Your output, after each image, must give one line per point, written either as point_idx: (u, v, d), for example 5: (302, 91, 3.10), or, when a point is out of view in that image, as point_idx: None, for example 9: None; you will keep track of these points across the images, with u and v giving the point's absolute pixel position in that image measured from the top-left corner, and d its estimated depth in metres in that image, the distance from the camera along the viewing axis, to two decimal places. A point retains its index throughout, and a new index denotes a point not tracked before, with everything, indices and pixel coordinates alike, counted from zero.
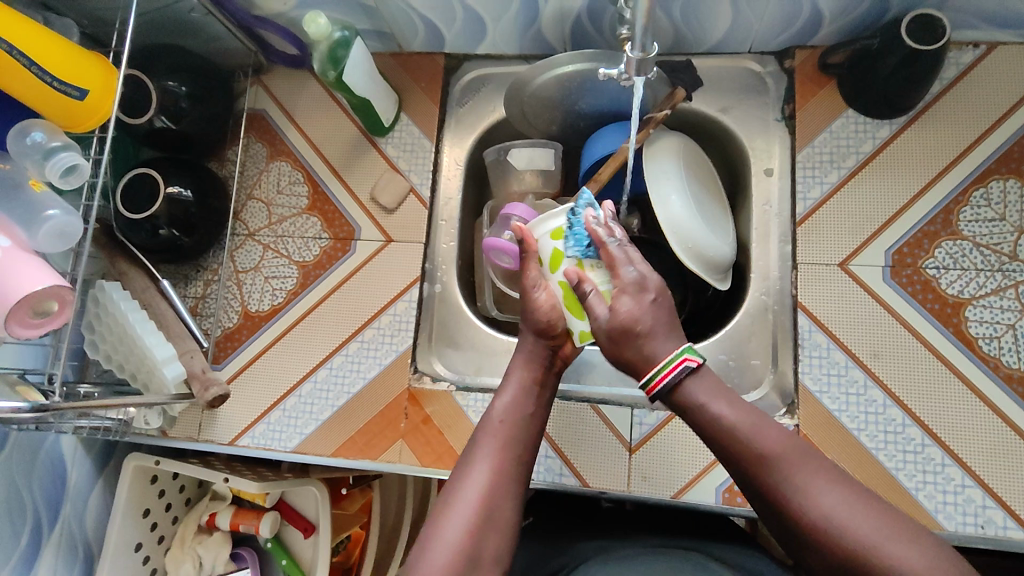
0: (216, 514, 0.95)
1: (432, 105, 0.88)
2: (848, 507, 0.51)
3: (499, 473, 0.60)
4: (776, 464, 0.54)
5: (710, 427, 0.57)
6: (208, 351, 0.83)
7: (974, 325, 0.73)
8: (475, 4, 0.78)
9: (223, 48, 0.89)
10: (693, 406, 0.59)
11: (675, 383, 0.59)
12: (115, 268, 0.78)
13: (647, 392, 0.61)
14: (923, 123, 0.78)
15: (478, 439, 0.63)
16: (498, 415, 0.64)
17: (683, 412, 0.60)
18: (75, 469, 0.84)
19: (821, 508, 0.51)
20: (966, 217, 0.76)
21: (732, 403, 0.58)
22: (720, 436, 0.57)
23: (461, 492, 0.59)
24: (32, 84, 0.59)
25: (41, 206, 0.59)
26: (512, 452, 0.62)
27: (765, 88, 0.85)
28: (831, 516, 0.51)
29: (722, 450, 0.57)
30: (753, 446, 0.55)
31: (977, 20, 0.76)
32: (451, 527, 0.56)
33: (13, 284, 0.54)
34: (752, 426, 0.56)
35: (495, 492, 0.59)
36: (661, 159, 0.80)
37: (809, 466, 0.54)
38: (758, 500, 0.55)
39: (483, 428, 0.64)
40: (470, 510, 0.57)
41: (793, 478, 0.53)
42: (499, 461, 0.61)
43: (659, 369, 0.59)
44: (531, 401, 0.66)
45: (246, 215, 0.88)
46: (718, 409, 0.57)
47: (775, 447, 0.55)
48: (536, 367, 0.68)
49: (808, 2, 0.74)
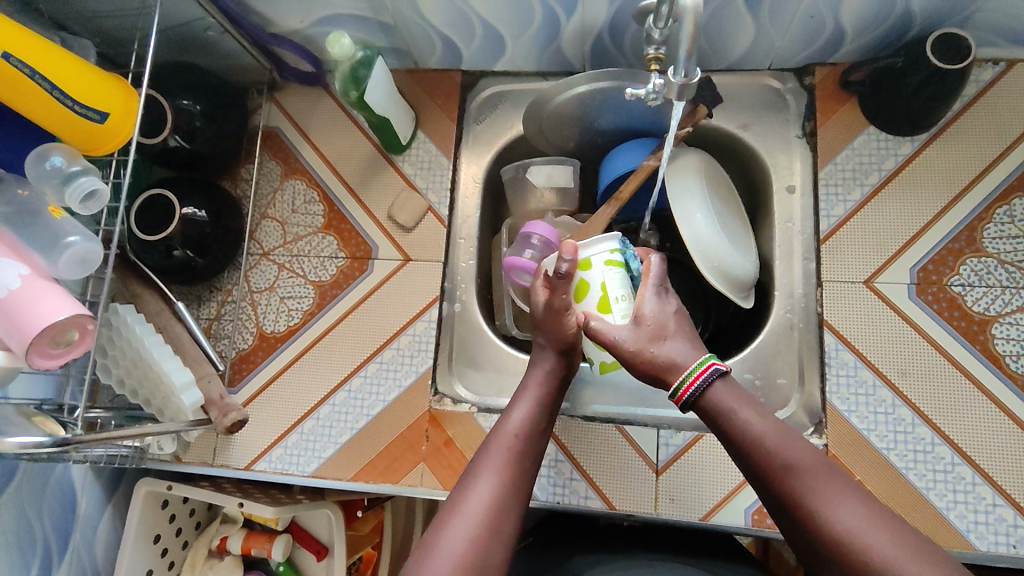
0: (227, 537, 0.93)
1: (449, 122, 0.88)
2: (874, 526, 0.49)
3: (508, 480, 0.57)
4: (801, 479, 0.52)
5: (736, 435, 0.56)
6: (223, 374, 0.81)
7: (1001, 342, 0.73)
8: (496, 22, 0.78)
9: (237, 65, 0.88)
10: (719, 414, 0.57)
11: (707, 386, 0.58)
12: (127, 290, 0.76)
13: (675, 399, 0.60)
14: (943, 140, 0.79)
15: (487, 446, 0.60)
16: (510, 424, 0.61)
17: (709, 421, 0.58)
18: (85, 497, 0.82)
19: (845, 527, 0.49)
20: (990, 234, 0.76)
21: (759, 412, 0.56)
22: (744, 445, 0.55)
23: (469, 495, 0.56)
24: (52, 108, 0.58)
25: (62, 232, 0.58)
26: (524, 460, 0.59)
27: (785, 105, 0.85)
28: (855, 533, 0.49)
29: (746, 462, 0.56)
30: (778, 458, 0.53)
31: (997, 38, 0.77)
32: (456, 532, 0.53)
33: (36, 314, 0.53)
34: (780, 436, 0.54)
35: (503, 503, 0.56)
36: (683, 178, 0.80)
37: (834, 484, 0.52)
38: (780, 512, 0.53)
39: (494, 435, 0.61)
40: (477, 515, 0.54)
41: (817, 494, 0.51)
42: (510, 467, 0.58)
43: (688, 375, 0.59)
44: (545, 413, 0.64)
45: (260, 234, 0.86)
46: (746, 417, 0.56)
47: (799, 460, 0.53)
48: (552, 378, 0.66)
49: (831, 20, 0.74)
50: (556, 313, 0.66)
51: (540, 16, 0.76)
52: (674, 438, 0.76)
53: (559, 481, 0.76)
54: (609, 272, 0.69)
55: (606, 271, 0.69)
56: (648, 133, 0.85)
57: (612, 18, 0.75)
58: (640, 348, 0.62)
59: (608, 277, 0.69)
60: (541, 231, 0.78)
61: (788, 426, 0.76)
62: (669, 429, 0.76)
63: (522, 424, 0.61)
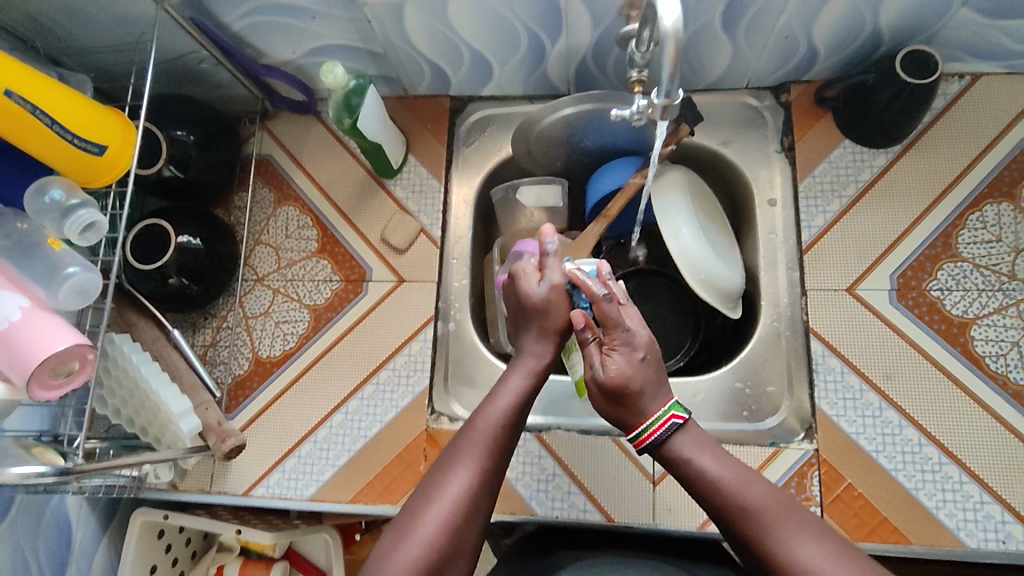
0: (224, 566, 0.90)
1: (439, 145, 0.90)
2: (836, 563, 0.49)
3: (486, 467, 0.57)
4: (757, 519, 0.52)
5: (697, 483, 0.56)
6: (220, 400, 0.82)
7: (980, 344, 0.76)
8: (483, 49, 0.80)
9: (230, 95, 0.90)
10: (681, 463, 0.57)
11: (664, 439, 0.58)
12: (122, 319, 0.76)
13: (635, 444, 0.60)
14: (915, 152, 0.82)
15: (463, 435, 0.59)
16: (491, 412, 0.60)
17: (673, 469, 0.58)
18: (80, 529, 0.81)
19: (805, 565, 0.49)
20: (965, 240, 0.79)
21: (717, 460, 0.56)
22: (704, 491, 0.55)
23: (447, 483, 0.55)
24: (51, 143, 0.59)
25: (61, 264, 0.58)
26: (502, 448, 0.59)
27: (763, 122, 0.88)
28: (813, 571, 0.49)
29: (709, 506, 0.56)
30: (737, 500, 0.54)
31: (962, 54, 0.81)
32: (431, 518, 0.53)
33: (36, 345, 0.54)
34: (739, 481, 0.55)
35: (479, 491, 0.55)
36: (668, 195, 0.83)
37: (796, 523, 0.52)
38: (744, 553, 0.53)
39: (471, 424, 0.59)
40: (452, 503, 0.54)
41: (778, 534, 0.51)
42: (490, 456, 0.57)
43: (647, 425, 0.58)
44: (528, 402, 0.62)
45: (255, 260, 0.87)
46: (702, 463, 0.56)
47: (760, 501, 0.53)
48: (541, 366, 0.64)
49: (804, 40, 0.78)
50: (560, 295, 0.65)
51: (526, 42, 0.78)
52: None
53: (557, 495, 0.77)
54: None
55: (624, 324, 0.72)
56: (633, 152, 0.88)
57: (595, 43, 0.78)
58: (602, 400, 0.61)
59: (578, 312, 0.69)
60: (531, 249, 0.80)
61: (778, 433, 0.79)
62: None
63: (506, 411, 0.60)
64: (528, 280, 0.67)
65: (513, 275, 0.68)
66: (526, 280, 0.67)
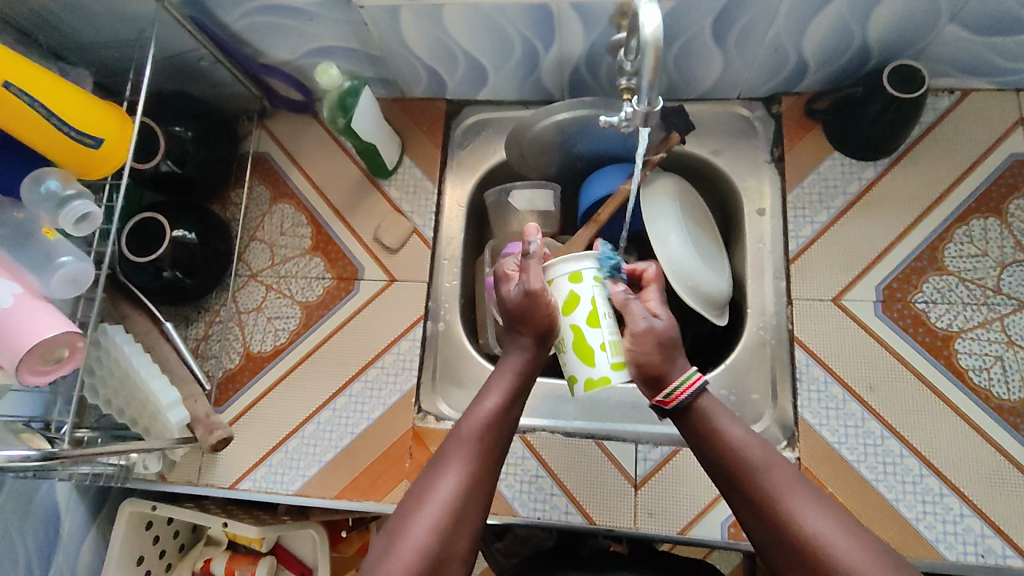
0: (211, 560, 0.90)
1: (434, 148, 0.91)
2: (838, 532, 0.52)
3: (473, 468, 0.58)
4: (773, 484, 0.56)
5: (715, 443, 0.59)
6: (210, 393, 0.82)
7: (964, 357, 0.76)
8: (478, 54, 0.81)
9: (229, 93, 0.91)
10: (697, 428, 0.61)
11: (691, 402, 0.61)
12: (117, 311, 0.77)
13: (665, 403, 0.61)
14: (904, 164, 0.83)
15: (450, 440, 0.60)
16: (480, 417, 0.61)
17: (690, 430, 0.61)
18: (69, 517, 0.81)
19: (809, 533, 0.53)
20: (951, 253, 0.80)
21: (732, 427, 0.60)
22: (725, 454, 0.59)
23: (436, 487, 0.57)
24: (49, 135, 0.60)
25: (54, 254, 0.60)
26: (489, 451, 0.60)
27: (754, 132, 0.89)
28: (823, 535, 0.52)
29: (720, 468, 0.59)
30: (752, 463, 0.57)
31: (950, 69, 0.82)
32: (421, 522, 0.55)
33: (26, 332, 0.55)
34: (758, 447, 0.58)
35: (466, 495, 0.57)
36: (658, 202, 0.84)
37: (804, 491, 0.55)
38: (753, 518, 0.56)
39: (458, 429, 0.61)
40: (441, 506, 0.55)
41: (785, 498, 0.55)
42: (476, 460, 0.59)
43: (684, 380, 0.61)
44: (513, 405, 0.64)
45: (249, 256, 0.88)
46: (726, 427, 0.60)
47: (775, 465, 0.57)
48: (524, 369, 0.65)
49: (793, 52, 0.79)
50: (535, 301, 0.64)
51: (520, 48, 0.80)
52: (651, 453, 0.78)
53: (540, 497, 0.77)
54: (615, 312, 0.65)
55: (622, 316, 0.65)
56: (624, 159, 0.89)
57: (588, 51, 0.79)
58: (652, 353, 0.62)
59: (595, 292, 0.64)
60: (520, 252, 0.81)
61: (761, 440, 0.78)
62: (647, 444, 0.78)
63: (490, 414, 0.61)
64: (508, 284, 0.68)
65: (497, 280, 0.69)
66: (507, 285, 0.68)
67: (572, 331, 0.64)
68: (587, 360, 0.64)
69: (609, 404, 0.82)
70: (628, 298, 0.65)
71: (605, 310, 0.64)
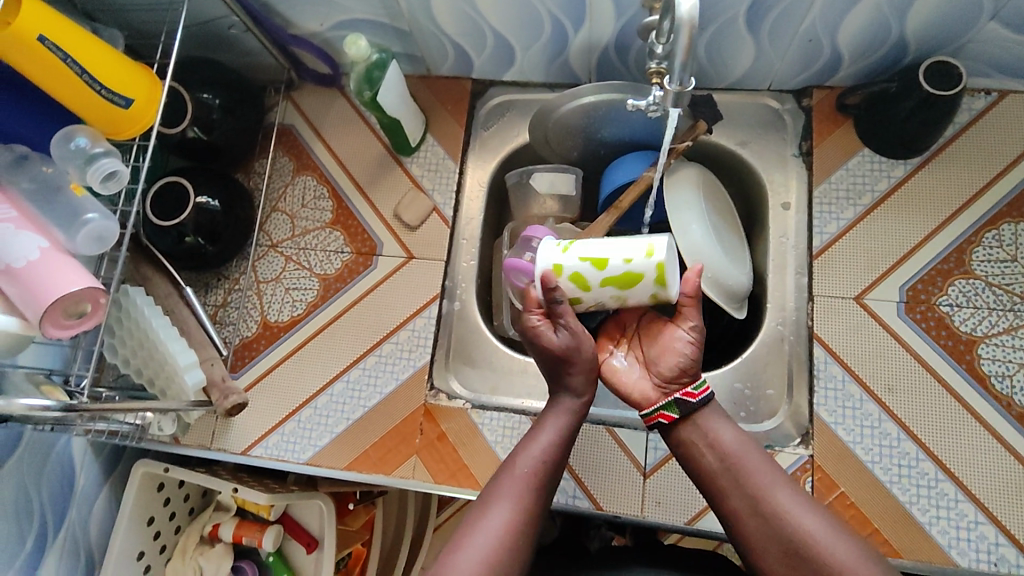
0: (219, 525, 0.92)
1: (457, 127, 0.91)
2: (831, 529, 0.57)
3: (524, 505, 0.60)
4: (765, 482, 0.60)
5: (713, 442, 0.64)
6: (226, 359, 0.83)
7: (987, 362, 0.75)
8: (507, 33, 0.81)
9: (258, 63, 0.92)
10: (704, 425, 0.65)
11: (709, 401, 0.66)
12: (139, 273, 0.79)
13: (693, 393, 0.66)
14: (936, 164, 0.82)
15: (501, 477, 0.62)
16: (533, 457, 0.64)
17: (699, 425, 0.65)
18: (83, 473, 0.83)
19: (806, 529, 0.57)
20: (978, 257, 0.78)
21: (734, 429, 0.65)
22: (724, 451, 0.63)
23: (488, 520, 0.59)
24: (81, 92, 0.61)
25: (81, 210, 0.61)
26: (540, 491, 0.62)
27: (783, 125, 0.87)
28: (816, 533, 0.57)
29: (721, 462, 0.63)
30: (747, 462, 0.62)
31: (989, 68, 0.80)
32: (474, 552, 0.56)
33: (51, 285, 0.56)
34: (749, 448, 0.63)
35: (518, 530, 0.59)
36: (681, 191, 0.83)
37: (795, 492, 0.60)
38: (744, 513, 0.60)
39: (509, 466, 0.63)
40: (491, 537, 0.57)
41: (784, 496, 0.59)
42: (528, 497, 0.61)
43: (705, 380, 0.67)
44: (565, 446, 0.66)
45: (270, 226, 0.89)
46: (723, 429, 0.64)
47: (768, 465, 0.62)
48: (577, 412, 0.67)
49: (828, 44, 0.77)
50: (582, 338, 0.67)
51: (550, 28, 0.79)
52: (662, 442, 0.77)
53: None
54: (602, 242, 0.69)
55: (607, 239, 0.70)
56: (649, 146, 0.88)
57: (618, 34, 0.78)
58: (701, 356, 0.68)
59: (577, 253, 0.68)
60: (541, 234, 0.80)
61: (775, 436, 0.77)
62: (658, 433, 0.78)
63: (543, 454, 0.64)
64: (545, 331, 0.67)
65: (528, 332, 0.68)
66: (543, 333, 0.67)
67: (605, 282, 0.68)
68: (625, 275, 0.67)
69: None
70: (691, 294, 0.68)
71: (594, 250, 0.68)
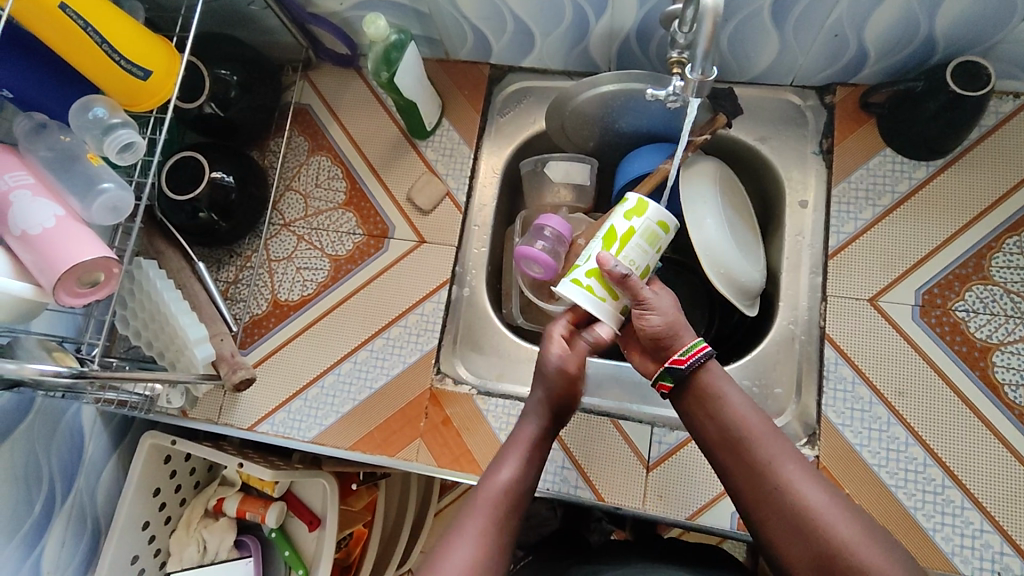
0: (224, 499, 0.92)
1: (473, 112, 0.90)
2: (834, 507, 0.56)
3: (493, 533, 0.58)
4: (769, 451, 0.59)
5: (718, 408, 0.62)
6: (236, 335, 0.84)
7: (1001, 370, 0.74)
8: (527, 18, 0.80)
9: (276, 42, 0.91)
10: (707, 385, 0.63)
11: (699, 365, 0.63)
12: (152, 246, 0.79)
13: (677, 363, 0.63)
14: (959, 167, 0.80)
15: (472, 501, 0.61)
16: (502, 481, 0.62)
17: (697, 395, 0.63)
18: (92, 441, 0.84)
19: (809, 504, 0.56)
20: (998, 263, 0.77)
21: (740, 393, 0.63)
22: (728, 417, 0.61)
23: (456, 546, 0.57)
24: (99, 61, 0.61)
25: (97, 179, 0.61)
26: (511, 514, 0.60)
27: (804, 121, 0.86)
28: (821, 509, 0.56)
29: (721, 434, 0.62)
30: (752, 431, 0.60)
31: (1018, 70, 0.78)
32: None
33: (64, 253, 0.56)
34: (755, 415, 0.61)
35: (487, 558, 0.57)
36: (698, 185, 0.82)
37: (800, 464, 0.59)
38: (749, 482, 0.59)
39: (480, 490, 0.61)
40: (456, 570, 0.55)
41: (786, 469, 0.58)
42: (498, 522, 0.59)
43: (688, 348, 0.64)
44: (532, 470, 0.65)
45: (283, 205, 0.89)
46: (729, 392, 0.62)
47: (773, 435, 0.60)
48: (539, 436, 0.67)
49: (855, 38, 0.76)
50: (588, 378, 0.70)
51: (570, 14, 0.78)
52: (667, 437, 0.77)
53: (549, 468, 0.77)
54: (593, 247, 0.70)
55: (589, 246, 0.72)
56: (666, 138, 0.87)
57: (641, 22, 0.78)
58: (669, 310, 0.65)
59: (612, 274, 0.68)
60: (554, 224, 0.79)
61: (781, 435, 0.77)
62: (663, 427, 0.77)
63: (511, 479, 0.62)
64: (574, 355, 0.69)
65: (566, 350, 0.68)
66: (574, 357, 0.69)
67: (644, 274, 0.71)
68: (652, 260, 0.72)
69: (628, 384, 0.82)
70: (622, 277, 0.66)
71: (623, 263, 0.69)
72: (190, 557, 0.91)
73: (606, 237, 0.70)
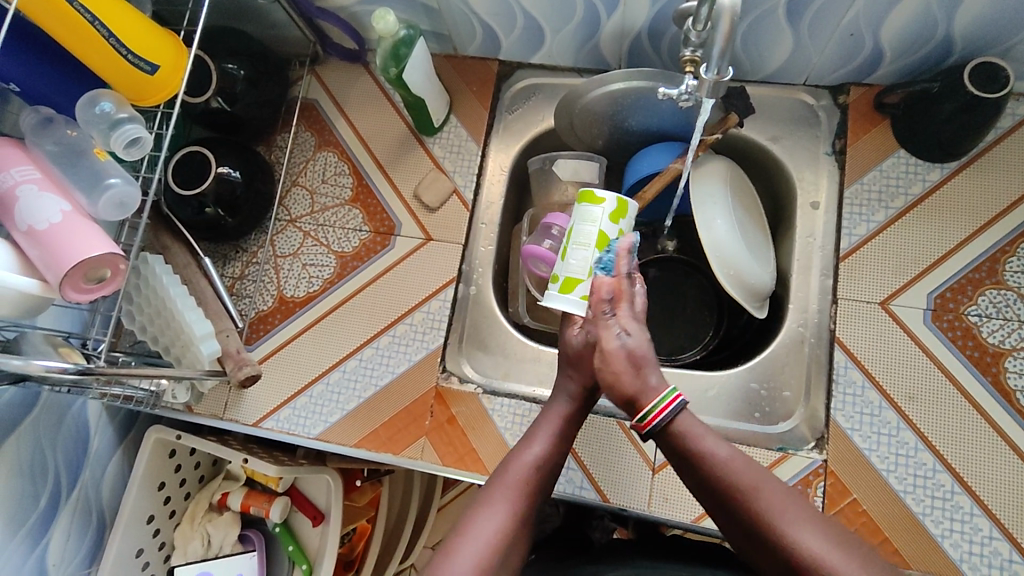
0: (228, 493, 0.92)
1: (481, 108, 0.89)
2: (837, 551, 0.52)
3: (516, 511, 0.59)
4: (758, 499, 0.56)
5: (700, 463, 0.59)
6: (241, 331, 0.83)
7: (1013, 376, 0.73)
8: (537, 14, 0.79)
9: (283, 36, 0.91)
10: (686, 439, 0.60)
11: (669, 421, 0.61)
12: (159, 242, 0.79)
13: (641, 426, 0.62)
14: (974, 169, 0.79)
15: (496, 480, 0.61)
16: (530, 458, 0.63)
17: (673, 453, 0.61)
18: (97, 435, 0.84)
19: (807, 550, 0.52)
20: (1012, 268, 0.76)
21: (726, 445, 0.60)
22: (711, 472, 0.58)
23: (479, 521, 0.57)
24: (107, 55, 0.61)
25: (104, 174, 0.61)
26: (535, 492, 0.61)
27: (817, 121, 0.85)
28: (822, 556, 0.51)
29: (705, 489, 0.59)
30: (739, 483, 0.57)
31: None
32: (464, 558, 0.54)
33: (72, 248, 0.56)
34: (744, 465, 0.58)
35: (508, 534, 0.57)
36: (708, 185, 0.81)
37: (798, 510, 0.55)
38: (746, 535, 0.56)
39: (507, 466, 0.62)
40: (485, 543, 0.55)
41: (781, 516, 0.54)
42: (523, 499, 0.60)
43: (654, 405, 0.61)
44: (559, 448, 0.65)
45: (290, 201, 0.88)
46: (710, 444, 0.59)
47: (762, 484, 0.57)
48: (568, 414, 0.67)
49: (870, 37, 0.75)
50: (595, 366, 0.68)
51: (582, 11, 0.77)
52: None
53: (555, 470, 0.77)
54: (588, 255, 0.68)
55: (578, 246, 0.69)
56: (676, 137, 0.86)
57: (653, 19, 0.77)
58: (624, 370, 0.64)
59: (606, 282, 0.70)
60: (561, 222, 0.79)
61: (788, 438, 0.76)
62: None
63: (538, 458, 0.63)
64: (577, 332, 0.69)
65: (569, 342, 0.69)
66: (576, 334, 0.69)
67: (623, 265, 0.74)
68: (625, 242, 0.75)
69: None
70: (607, 311, 0.67)
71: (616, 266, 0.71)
72: (193, 552, 0.91)
73: (601, 245, 0.69)
